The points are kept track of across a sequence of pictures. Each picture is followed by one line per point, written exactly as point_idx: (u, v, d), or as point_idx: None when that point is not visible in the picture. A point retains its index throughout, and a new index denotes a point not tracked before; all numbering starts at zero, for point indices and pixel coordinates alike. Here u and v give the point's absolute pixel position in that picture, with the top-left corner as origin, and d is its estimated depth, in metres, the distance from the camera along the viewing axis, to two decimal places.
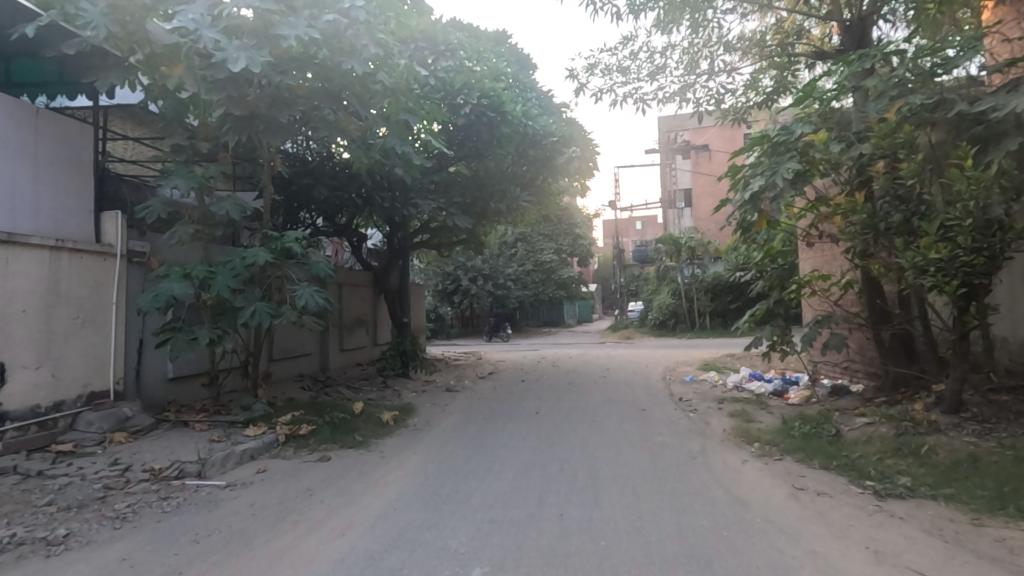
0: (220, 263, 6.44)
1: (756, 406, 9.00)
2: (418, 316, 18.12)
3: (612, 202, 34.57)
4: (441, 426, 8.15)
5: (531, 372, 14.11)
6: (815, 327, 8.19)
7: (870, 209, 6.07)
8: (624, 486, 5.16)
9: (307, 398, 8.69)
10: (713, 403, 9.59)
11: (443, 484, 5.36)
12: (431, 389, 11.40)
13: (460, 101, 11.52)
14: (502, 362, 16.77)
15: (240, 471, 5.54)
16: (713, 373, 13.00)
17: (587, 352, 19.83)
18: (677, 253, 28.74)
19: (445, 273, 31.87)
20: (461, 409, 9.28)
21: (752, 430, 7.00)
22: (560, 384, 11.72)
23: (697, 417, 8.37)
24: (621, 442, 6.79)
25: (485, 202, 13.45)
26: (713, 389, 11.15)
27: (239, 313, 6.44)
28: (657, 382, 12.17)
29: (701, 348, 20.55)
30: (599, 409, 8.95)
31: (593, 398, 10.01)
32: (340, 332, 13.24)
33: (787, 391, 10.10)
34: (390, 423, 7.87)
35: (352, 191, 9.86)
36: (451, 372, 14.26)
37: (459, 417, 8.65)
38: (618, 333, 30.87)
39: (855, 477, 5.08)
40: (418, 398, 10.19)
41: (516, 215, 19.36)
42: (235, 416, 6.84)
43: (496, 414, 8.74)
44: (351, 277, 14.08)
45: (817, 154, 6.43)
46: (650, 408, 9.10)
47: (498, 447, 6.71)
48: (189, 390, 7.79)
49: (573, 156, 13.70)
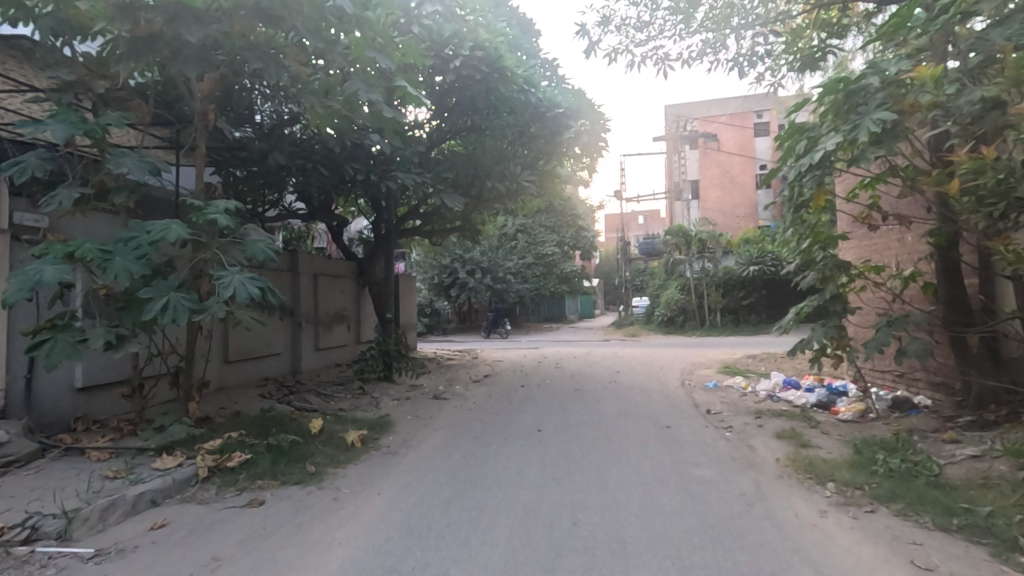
0: (119, 239, 4.83)
1: (804, 424, 7.44)
2: (408, 311, 16.57)
3: (617, 192, 32.87)
4: (420, 447, 6.61)
5: (530, 374, 12.62)
6: (884, 328, 6.64)
7: (1002, 170, 4.45)
8: (665, 560, 3.63)
9: (259, 411, 7.13)
10: (750, 418, 8.04)
11: (408, 551, 3.82)
12: (416, 396, 9.87)
13: (449, 52, 9.91)
14: (499, 362, 15.26)
15: (127, 527, 4.00)
16: (738, 379, 11.43)
17: (591, 351, 18.32)
18: (687, 246, 26.96)
19: (441, 265, 30.22)
20: (448, 424, 7.74)
21: (817, 462, 5.45)
22: (564, 390, 10.19)
23: (736, 439, 6.81)
24: (646, 479, 5.26)
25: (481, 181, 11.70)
26: (744, 399, 9.61)
27: (145, 307, 4.84)
28: (676, 389, 10.61)
29: (716, 348, 18.93)
30: (613, 426, 7.41)
31: (605, 410, 8.47)
32: (316, 328, 11.73)
33: (834, 404, 8.55)
34: (357, 445, 6.32)
35: (319, 162, 8.27)
36: (441, 374, 12.76)
37: (445, 436, 7.11)
38: (624, 330, 29.40)
39: (1001, 551, 3.56)
40: (398, 409, 8.66)
41: (516, 202, 17.79)
42: (148, 440, 5.26)
43: (486, 433, 7.20)
44: (330, 267, 12.54)
45: (916, 97, 4.91)
46: (675, 424, 7.57)
47: (487, 484, 5.18)
48: (105, 402, 6.22)
49: (581, 130, 12.20)
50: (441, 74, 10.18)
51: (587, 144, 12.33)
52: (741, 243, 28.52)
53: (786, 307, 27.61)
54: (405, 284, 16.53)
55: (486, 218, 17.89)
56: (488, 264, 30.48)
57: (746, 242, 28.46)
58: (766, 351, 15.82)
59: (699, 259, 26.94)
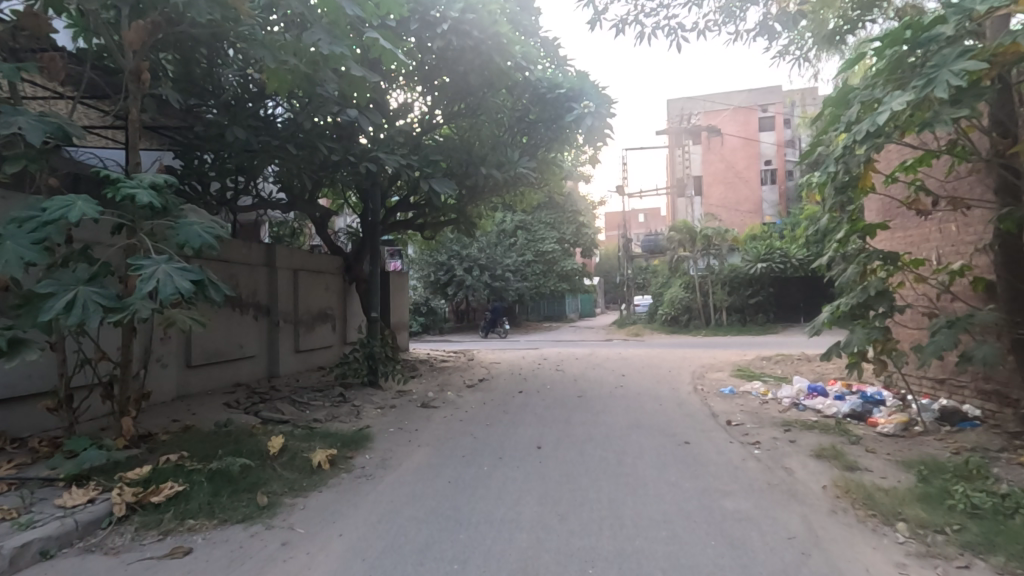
0: (13, 220, 3.88)
1: (844, 440, 6.49)
2: (401, 310, 15.61)
3: (619, 187, 31.95)
4: (401, 469, 5.67)
5: (529, 378, 11.67)
6: (944, 330, 5.69)
7: None
8: None
9: (214, 424, 6.17)
10: (778, 431, 7.11)
11: None
12: (402, 405, 8.92)
13: (436, 14, 8.99)
14: (496, 365, 14.31)
15: None
16: (756, 384, 10.49)
17: (594, 352, 17.38)
18: (692, 242, 25.98)
19: (438, 262, 29.30)
20: (434, 439, 6.79)
21: (875, 492, 4.51)
22: (567, 398, 9.22)
23: (767, 458, 5.88)
24: (669, 516, 4.33)
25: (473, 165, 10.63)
26: (765, 408, 8.69)
27: (45, 304, 3.85)
28: (689, 396, 9.68)
29: (724, 350, 17.98)
30: (623, 442, 6.46)
31: (613, 421, 7.52)
32: (296, 328, 10.79)
33: (870, 414, 7.60)
34: (324, 468, 5.37)
35: (289, 140, 7.29)
36: (433, 378, 11.81)
37: (430, 455, 6.16)
38: (626, 329, 28.45)
39: None
40: (380, 422, 7.71)
41: (514, 195, 16.82)
42: (60, 467, 4.32)
43: (479, 450, 6.27)
44: (314, 262, 11.58)
45: (1016, 39, 4.08)
46: (695, 440, 6.62)
47: (475, 521, 4.25)
48: (26, 417, 5.28)
49: (583, 113, 11.12)
50: (428, 40, 9.24)
51: (590, 127, 11.15)
52: (748, 240, 27.58)
53: (794, 306, 26.65)
54: (397, 281, 15.57)
55: (482, 211, 16.93)
56: (486, 261, 29.57)
57: (753, 239, 27.52)
58: (780, 354, 14.88)
59: (704, 255, 25.93)
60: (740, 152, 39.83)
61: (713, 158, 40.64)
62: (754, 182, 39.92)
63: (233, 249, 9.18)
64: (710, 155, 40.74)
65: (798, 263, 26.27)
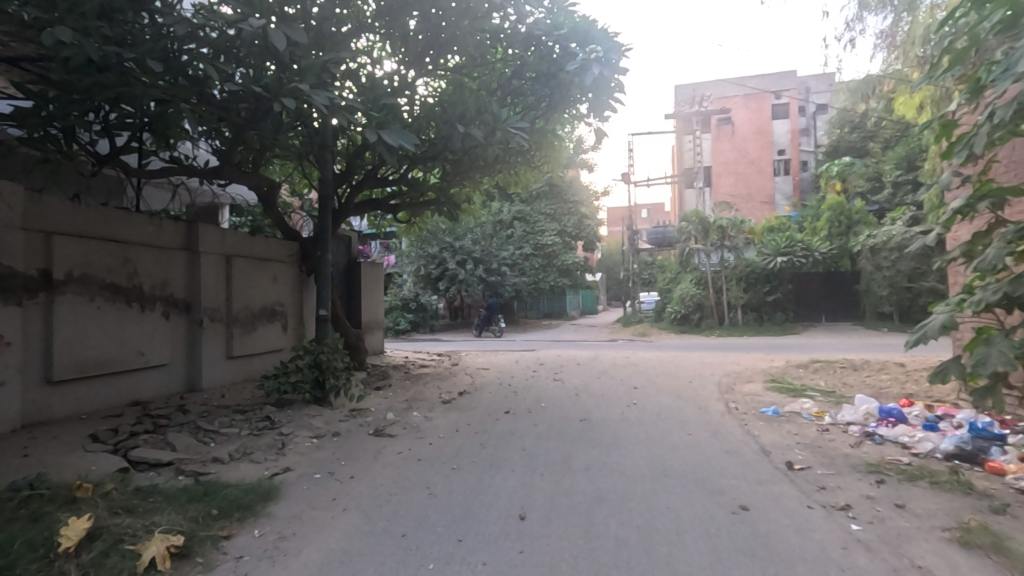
0: None
1: (982, 504, 4.34)
2: (374, 306, 13.46)
3: (625, 175, 29.77)
4: (295, 564, 3.50)
5: (520, 392, 9.51)
6: None
7: None
8: None
9: (22, 479, 4.06)
10: (868, 485, 4.96)
11: None
12: (350, 434, 6.73)
13: None
14: (482, 372, 12.16)
15: None
16: (804, 403, 8.33)
17: (598, 356, 15.23)
18: (705, 234, 23.72)
19: (428, 255, 27.13)
20: (372, 498, 4.63)
21: None
22: (568, 424, 7.05)
23: (880, 543, 3.74)
24: None
25: (449, 123, 9.16)
26: (830, 439, 6.54)
27: None
28: (724, 419, 7.53)
29: (746, 352, 15.85)
30: (645, 511, 4.31)
31: (631, 468, 5.36)
32: (229, 329, 8.65)
33: (991, 457, 5.45)
34: (160, 569, 3.23)
35: None
36: (403, 390, 9.66)
37: (352, 531, 4.00)
38: (631, 329, 26.28)
39: None
40: (305, 465, 5.53)
41: (508, 176, 14.55)
42: None
43: (430, 522, 4.13)
44: (257, 247, 9.43)
45: None
46: (755, 503, 4.46)
47: None
48: None
49: (589, 61, 9.20)
50: None
51: (597, 78, 9.23)
52: (765, 233, 25.43)
53: (815, 305, 24.51)
54: (370, 272, 13.39)
55: (471, 192, 14.81)
56: (481, 254, 27.41)
57: (770, 232, 25.40)
58: (815, 361, 12.73)
59: (718, 250, 23.71)
60: (751, 142, 38.00)
61: (724, 147, 38.47)
62: (766, 173, 37.78)
63: (130, 227, 7.06)
64: (720, 144, 38.57)
65: (820, 257, 24.08)
